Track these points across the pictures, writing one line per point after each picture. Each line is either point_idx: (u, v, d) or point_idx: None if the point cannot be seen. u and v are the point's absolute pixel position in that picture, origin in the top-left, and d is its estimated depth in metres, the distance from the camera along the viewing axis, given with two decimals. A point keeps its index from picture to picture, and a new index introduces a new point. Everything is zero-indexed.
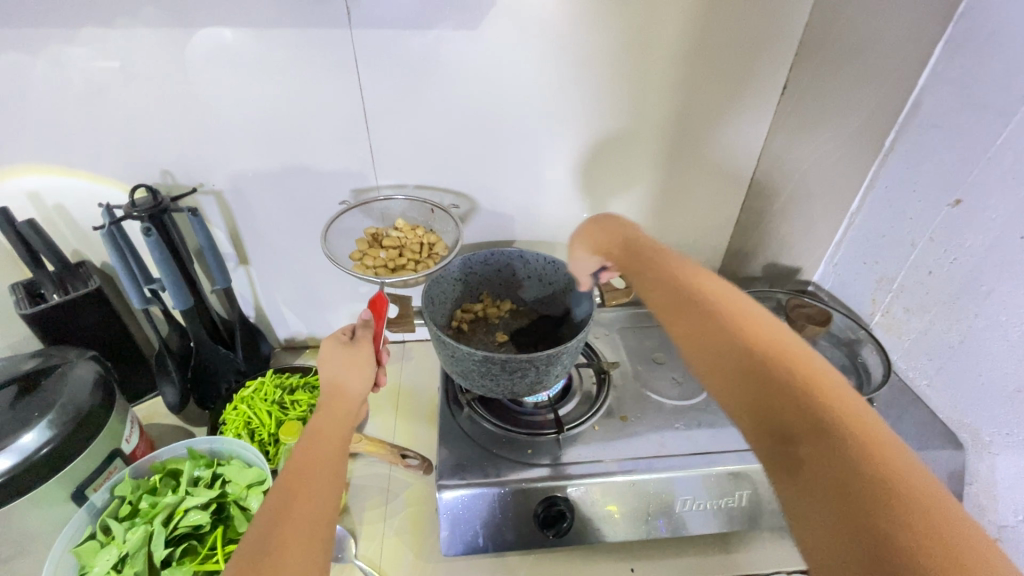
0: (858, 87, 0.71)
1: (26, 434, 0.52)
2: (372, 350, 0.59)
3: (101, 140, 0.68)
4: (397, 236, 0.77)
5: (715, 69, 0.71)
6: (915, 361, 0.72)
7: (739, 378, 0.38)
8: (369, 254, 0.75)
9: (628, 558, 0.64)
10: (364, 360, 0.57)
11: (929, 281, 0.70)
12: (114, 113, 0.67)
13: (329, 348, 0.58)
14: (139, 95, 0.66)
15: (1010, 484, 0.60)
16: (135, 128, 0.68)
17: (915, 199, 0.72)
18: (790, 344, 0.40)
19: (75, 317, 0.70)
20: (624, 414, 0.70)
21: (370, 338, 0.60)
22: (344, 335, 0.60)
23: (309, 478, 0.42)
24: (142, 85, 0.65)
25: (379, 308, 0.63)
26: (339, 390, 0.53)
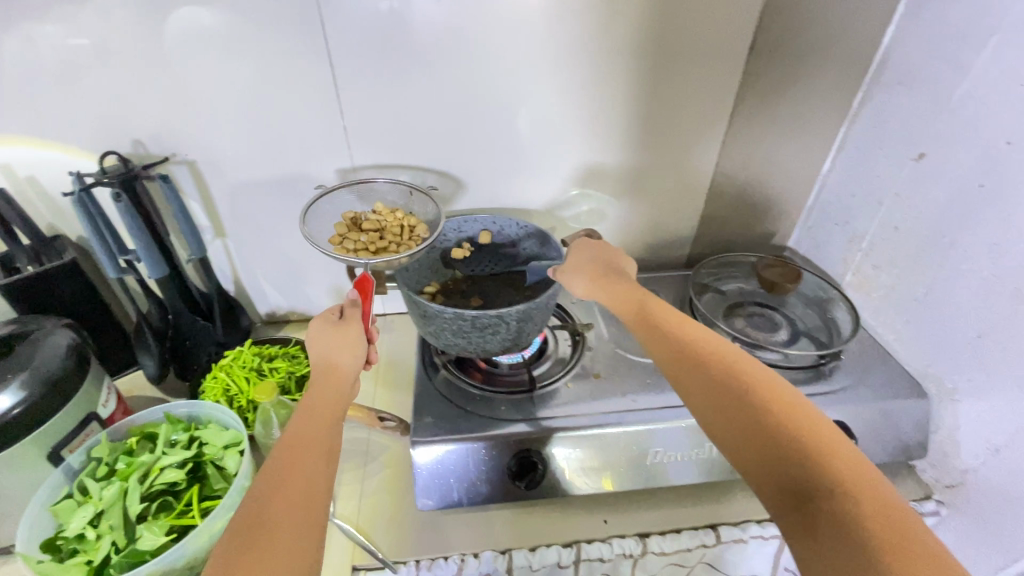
0: (826, 45, 0.72)
1: None
2: (361, 327, 0.57)
3: (69, 109, 0.68)
4: (376, 219, 0.74)
5: (685, 30, 0.71)
6: (883, 317, 0.74)
7: (726, 412, 0.46)
8: (348, 237, 0.71)
9: (602, 511, 0.65)
10: (353, 338, 0.55)
11: (896, 236, 0.71)
12: (81, 81, 0.66)
13: (318, 330, 0.56)
14: (105, 62, 0.65)
15: (972, 428, 0.62)
16: (103, 96, 0.68)
17: (883, 157, 0.72)
18: (760, 376, 0.47)
19: (51, 289, 0.71)
20: (598, 373, 0.71)
21: (360, 316, 0.58)
22: (334, 313, 0.58)
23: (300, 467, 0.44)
24: (108, 51, 0.65)
25: (365, 286, 0.60)
26: (331, 369, 0.53)
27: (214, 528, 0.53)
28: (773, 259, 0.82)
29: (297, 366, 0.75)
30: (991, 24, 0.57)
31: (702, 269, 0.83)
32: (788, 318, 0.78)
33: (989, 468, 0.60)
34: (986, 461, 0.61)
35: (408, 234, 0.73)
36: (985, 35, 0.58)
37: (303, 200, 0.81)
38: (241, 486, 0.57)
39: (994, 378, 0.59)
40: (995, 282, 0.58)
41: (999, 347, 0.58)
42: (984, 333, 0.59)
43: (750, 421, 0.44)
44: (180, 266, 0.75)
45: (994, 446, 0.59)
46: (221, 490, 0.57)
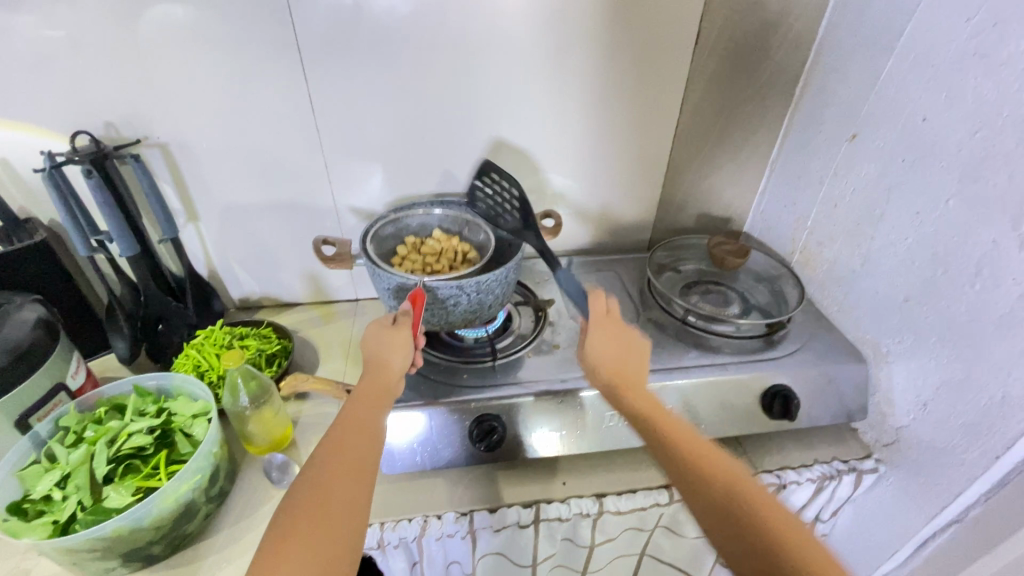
0: (769, 35, 0.77)
1: None
2: (410, 335, 0.58)
3: (40, 91, 0.69)
4: (434, 243, 0.78)
5: (638, 20, 0.75)
6: (827, 289, 0.78)
7: (734, 535, 0.42)
8: (408, 258, 0.75)
9: (561, 474, 0.68)
10: (402, 343, 0.57)
11: (835, 212, 0.76)
12: (52, 64, 0.68)
13: (373, 330, 0.59)
14: (76, 44, 0.67)
15: (903, 387, 0.66)
16: (74, 79, 0.69)
17: (823, 139, 0.77)
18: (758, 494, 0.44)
19: (22, 269, 0.72)
20: (557, 344, 0.74)
21: (411, 323, 0.60)
22: (387, 318, 0.60)
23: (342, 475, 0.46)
24: (80, 35, 0.67)
25: (418, 297, 0.62)
26: (382, 369, 0.56)
27: (180, 487, 0.55)
28: (725, 238, 0.87)
29: (268, 344, 0.78)
30: (908, 11, 0.62)
31: (659, 250, 0.87)
32: (741, 294, 0.82)
33: (918, 422, 0.64)
34: (916, 417, 0.65)
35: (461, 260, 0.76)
36: (903, 21, 0.63)
37: (273, 184, 0.83)
38: (208, 449, 0.58)
39: (920, 336, 0.63)
40: (918, 247, 0.63)
41: (923, 307, 0.62)
42: (911, 296, 0.64)
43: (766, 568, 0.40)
44: (151, 246, 0.77)
45: (922, 401, 0.63)
46: (188, 455, 0.59)
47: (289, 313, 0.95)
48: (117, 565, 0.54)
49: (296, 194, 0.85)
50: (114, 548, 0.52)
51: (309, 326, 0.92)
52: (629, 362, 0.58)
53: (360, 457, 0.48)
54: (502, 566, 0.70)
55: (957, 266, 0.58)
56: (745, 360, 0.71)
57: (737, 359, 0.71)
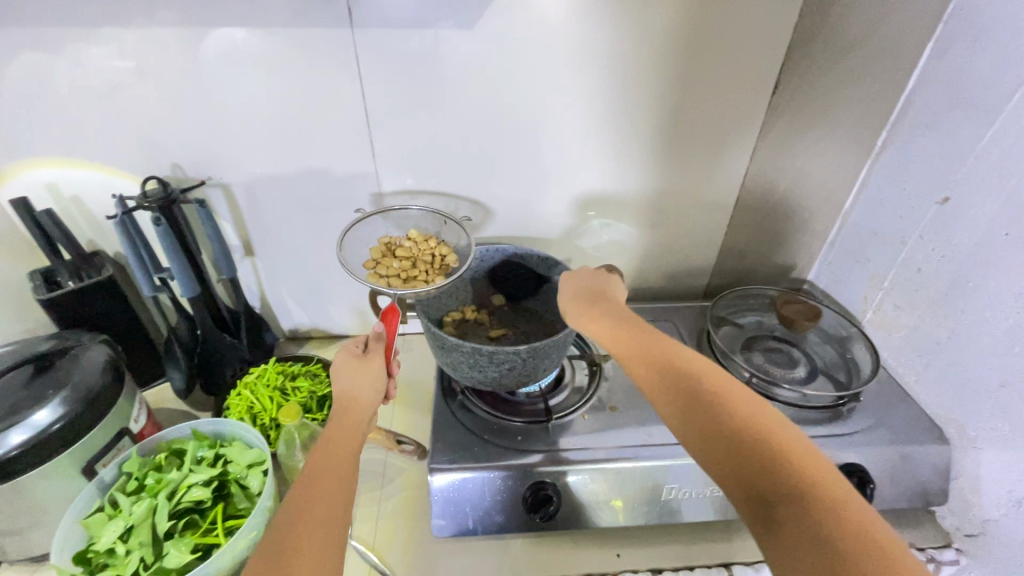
0: (849, 88, 0.73)
1: (40, 411, 0.55)
2: (383, 361, 0.63)
3: (116, 134, 0.71)
4: (409, 246, 0.77)
5: (707, 71, 0.72)
6: (904, 357, 0.74)
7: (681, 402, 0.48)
8: (382, 264, 0.75)
9: (615, 545, 0.65)
10: (376, 371, 0.61)
11: (918, 277, 0.71)
12: (129, 110, 0.70)
13: (343, 358, 0.63)
14: (150, 88, 0.68)
15: (993, 477, 0.61)
16: (148, 123, 0.71)
17: (907, 197, 0.72)
18: (781, 425, 0.44)
19: (89, 304, 0.74)
20: (613, 405, 0.72)
21: (383, 350, 0.64)
22: (358, 346, 0.64)
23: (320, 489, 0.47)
24: (158, 83, 0.68)
25: (391, 317, 0.66)
26: (352, 400, 0.58)
27: (237, 549, 0.55)
28: (792, 295, 0.82)
29: (319, 385, 0.77)
30: (1015, 76, 0.57)
31: (720, 301, 0.84)
32: (807, 354, 0.78)
33: (1011, 519, 0.59)
34: (1008, 512, 0.60)
35: (439, 264, 0.76)
36: (1010, 84, 0.58)
37: (330, 224, 0.83)
38: (264, 506, 0.58)
39: (1016, 427, 0.58)
40: (1019, 331, 0.57)
41: (1023, 397, 0.57)
42: (1008, 383, 0.59)
43: (715, 434, 0.44)
44: (210, 285, 0.77)
45: (1017, 498, 0.59)
46: (244, 510, 0.59)
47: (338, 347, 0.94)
48: None
49: None
50: None
51: None
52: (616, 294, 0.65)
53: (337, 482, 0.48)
54: None
55: None
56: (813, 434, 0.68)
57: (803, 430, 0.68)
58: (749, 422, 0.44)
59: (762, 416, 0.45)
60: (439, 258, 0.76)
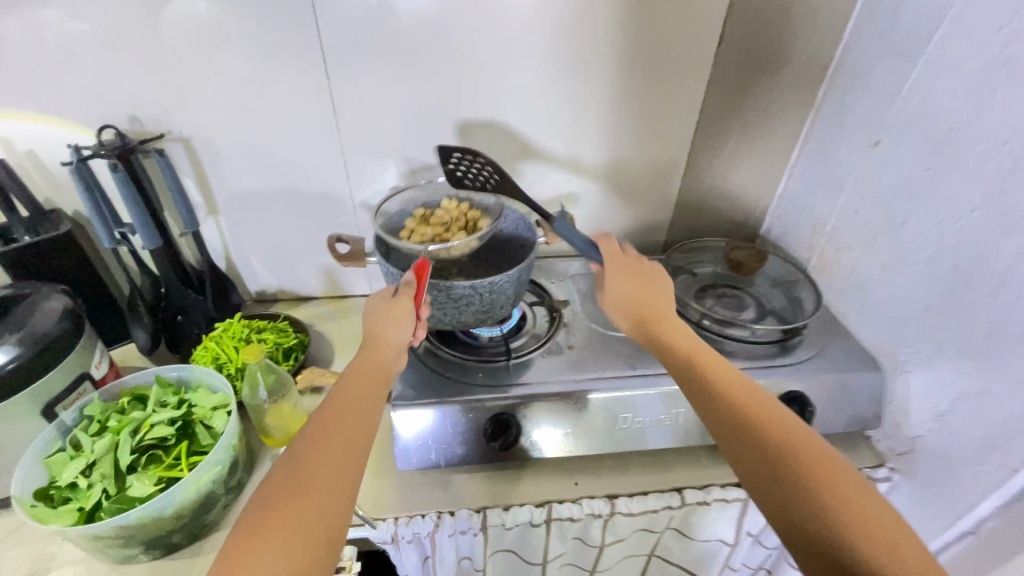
0: (790, 40, 0.76)
1: None
2: (412, 306, 0.59)
3: (67, 86, 0.70)
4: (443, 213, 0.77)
5: (660, 23, 0.75)
6: (844, 296, 0.78)
7: (744, 441, 0.48)
8: (417, 231, 0.75)
9: (574, 474, 0.68)
10: (403, 316, 0.58)
11: (855, 219, 0.75)
12: (79, 60, 0.68)
13: (375, 301, 0.59)
14: (98, 37, 0.67)
15: (919, 396, 0.66)
16: (99, 74, 0.70)
17: (844, 145, 0.77)
18: (836, 467, 0.45)
19: (48, 259, 0.73)
20: (572, 345, 0.75)
21: (413, 295, 0.60)
22: (389, 291, 0.61)
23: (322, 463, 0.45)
24: (108, 32, 0.67)
25: (423, 271, 0.62)
26: (378, 342, 0.56)
27: (200, 481, 0.56)
28: (743, 245, 0.86)
29: (285, 337, 0.79)
30: (933, 20, 0.61)
31: (675, 253, 0.88)
32: (756, 299, 0.83)
33: (934, 433, 0.65)
34: (932, 427, 0.65)
35: (471, 227, 0.75)
36: (929, 29, 0.62)
37: (293, 181, 0.83)
38: (228, 443, 0.59)
39: (938, 347, 0.63)
40: (939, 258, 0.62)
41: (943, 318, 0.62)
42: (930, 307, 0.64)
43: (774, 482, 0.45)
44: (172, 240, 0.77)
45: (939, 412, 0.63)
46: (208, 447, 0.60)
47: (306, 307, 0.95)
48: (138, 553, 0.55)
49: (315, 192, 0.85)
50: (134, 537, 0.54)
51: (323, 320, 0.92)
52: (657, 284, 0.62)
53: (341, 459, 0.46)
54: (513, 564, 0.72)
55: (980, 277, 0.57)
56: (759, 366, 0.72)
57: (753, 366, 0.73)
58: (808, 468, 0.45)
59: (819, 462, 0.45)
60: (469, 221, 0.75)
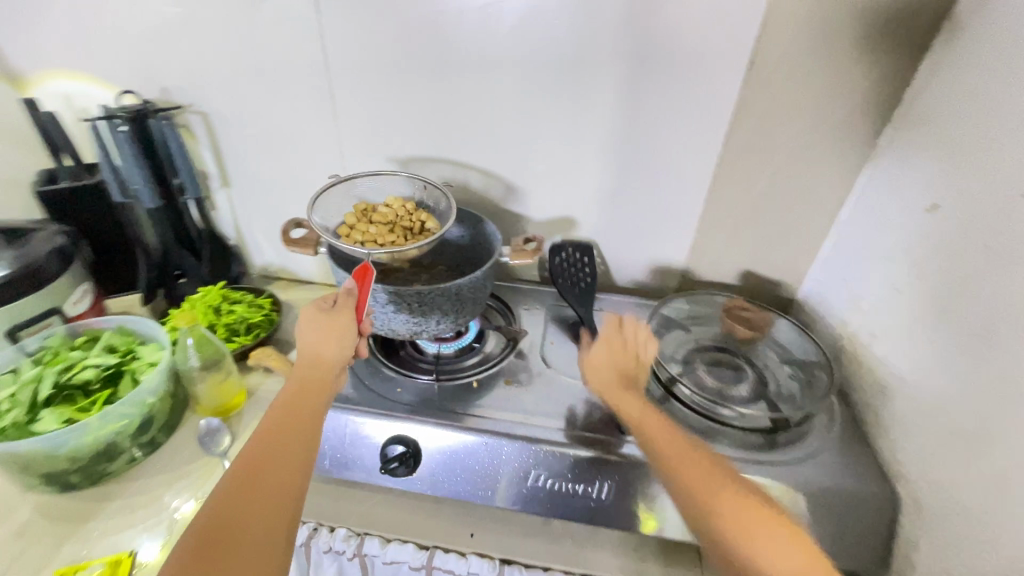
0: (845, 71, 0.62)
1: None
2: (352, 317, 0.55)
3: (104, 53, 0.77)
4: (387, 211, 0.74)
5: (686, 40, 0.64)
6: (869, 394, 0.64)
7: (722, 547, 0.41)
8: (357, 229, 0.71)
9: (469, 524, 0.61)
10: (343, 329, 0.54)
11: (895, 298, 0.60)
12: (112, 30, 0.75)
13: (308, 315, 0.54)
14: (129, 10, 0.73)
15: (929, 541, 0.52)
16: (129, 45, 0.76)
17: (899, 207, 0.61)
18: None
19: (75, 203, 0.79)
20: (509, 379, 0.68)
21: (354, 306, 0.56)
22: (327, 301, 0.56)
23: (248, 507, 0.41)
24: (136, 6, 0.72)
25: (364, 275, 0.58)
26: (316, 360, 0.52)
27: (98, 428, 0.58)
28: (745, 304, 0.74)
29: (252, 313, 0.80)
30: None
31: (671, 305, 0.76)
32: (760, 374, 0.68)
33: None
34: None
35: (417, 229, 0.72)
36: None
37: (292, 167, 0.84)
38: (139, 399, 0.61)
39: (952, 482, 0.50)
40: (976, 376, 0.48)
41: (971, 450, 0.49)
42: (958, 428, 0.50)
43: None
44: (176, 202, 0.83)
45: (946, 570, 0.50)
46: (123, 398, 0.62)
47: (299, 290, 0.97)
48: (37, 484, 0.59)
49: (312, 179, 0.85)
50: (31, 467, 0.57)
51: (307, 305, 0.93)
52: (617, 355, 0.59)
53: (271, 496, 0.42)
54: None
55: None
56: (744, 459, 0.59)
57: (734, 457, 0.59)
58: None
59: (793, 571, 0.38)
60: (417, 222, 0.72)
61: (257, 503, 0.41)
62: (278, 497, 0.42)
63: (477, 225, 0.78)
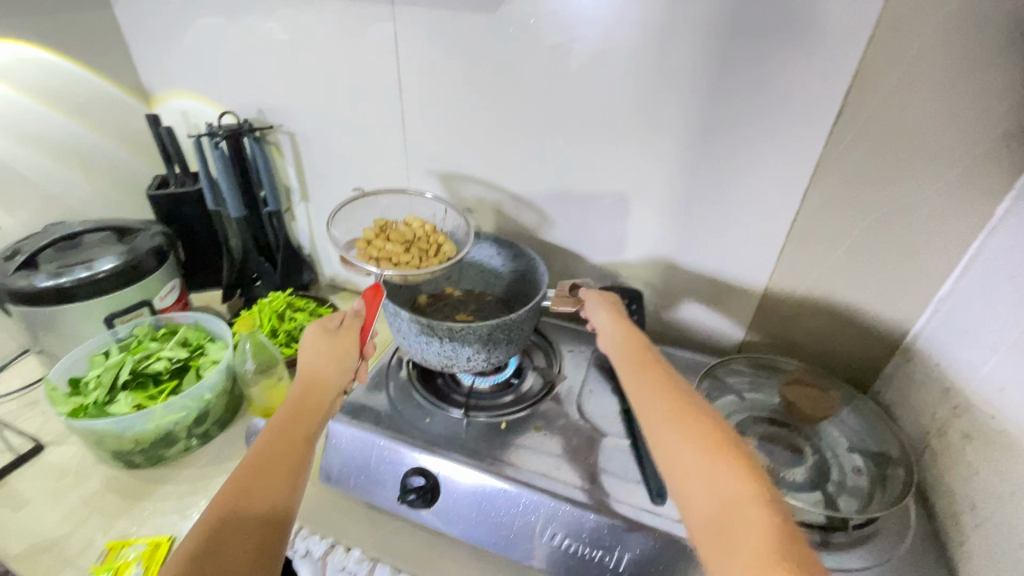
0: (954, 127, 0.55)
1: (106, 262, 0.72)
2: (356, 339, 0.58)
3: (217, 78, 0.87)
4: (405, 229, 0.74)
5: (763, 88, 0.60)
6: (958, 502, 0.55)
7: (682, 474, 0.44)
8: (374, 244, 0.71)
9: (483, 570, 0.59)
10: (345, 350, 0.56)
11: (998, 398, 0.51)
12: (225, 58, 0.84)
13: (312, 334, 0.57)
14: (240, 43, 0.82)
15: None
16: (237, 72, 0.85)
17: (1013, 291, 0.53)
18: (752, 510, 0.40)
19: (179, 207, 0.90)
20: (540, 424, 0.66)
21: (358, 329, 0.58)
22: (335, 320, 0.59)
23: (256, 492, 0.45)
24: (246, 39, 0.81)
25: (374, 297, 0.60)
26: (314, 378, 0.54)
27: (159, 417, 0.64)
28: (806, 376, 0.68)
29: (310, 322, 0.85)
30: None
31: (726, 366, 0.70)
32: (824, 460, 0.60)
33: None
34: None
35: (434, 250, 0.72)
36: None
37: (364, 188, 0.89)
38: (197, 394, 0.67)
39: None
40: None
41: None
42: None
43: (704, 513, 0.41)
44: (259, 212, 0.90)
45: None
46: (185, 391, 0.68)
47: None
48: (107, 458, 0.65)
49: None
50: (104, 443, 0.63)
51: None
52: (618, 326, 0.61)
53: (276, 473, 0.46)
54: None
55: None
56: None
57: None
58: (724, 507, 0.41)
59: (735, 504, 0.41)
60: (434, 244, 0.73)
61: (262, 493, 0.45)
62: (278, 484, 0.46)
63: (517, 261, 0.77)
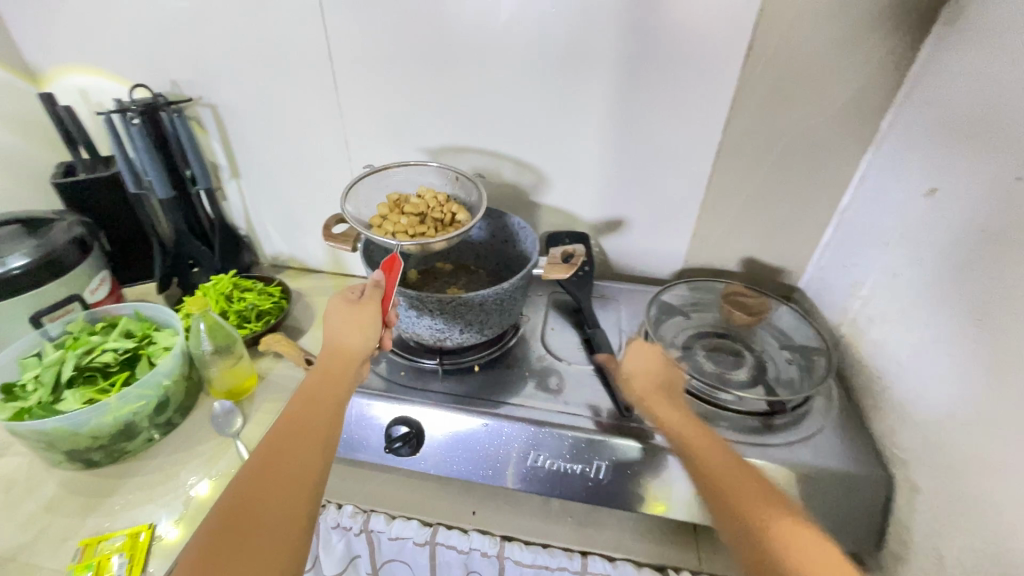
0: (846, 54, 0.62)
1: (17, 258, 0.66)
2: (378, 309, 0.56)
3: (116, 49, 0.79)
4: (419, 201, 0.72)
5: (685, 26, 0.64)
6: (869, 377, 0.64)
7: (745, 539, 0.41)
8: (389, 219, 0.71)
9: (474, 502, 0.63)
10: (368, 319, 0.55)
11: (894, 283, 0.61)
12: (124, 25, 0.77)
13: (336, 306, 0.56)
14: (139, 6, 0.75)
15: (925, 530, 0.53)
16: (140, 40, 0.78)
17: (901, 192, 0.61)
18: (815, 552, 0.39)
19: (93, 194, 0.82)
20: (510, 364, 0.70)
21: (380, 297, 0.57)
22: (354, 291, 0.58)
23: (283, 467, 0.44)
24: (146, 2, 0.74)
25: (392, 266, 0.60)
26: (341, 349, 0.54)
27: (116, 408, 0.61)
28: (742, 288, 0.75)
29: (260, 300, 0.83)
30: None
31: (671, 291, 0.77)
32: (760, 360, 0.69)
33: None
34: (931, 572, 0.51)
35: (447, 222, 0.71)
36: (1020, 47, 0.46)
37: (299, 158, 0.86)
38: (154, 381, 0.64)
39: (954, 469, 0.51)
40: (970, 365, 0.49)
41: (967, 432, 0.49)
42: (952, 413, 0.51)
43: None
44: (189, 193, 0.85)
45: (939, 553, 0.50)
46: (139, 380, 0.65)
47: (309, 279, 0.99)
48: (62, 460, 0.62)
49: (317, 170, 0.87)
50: (57, 445, 0.60)
51: (316, 293, 0.95)
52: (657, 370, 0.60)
53: (305, 453, 0.45)
54: None
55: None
56: (738, 441, 0.60)
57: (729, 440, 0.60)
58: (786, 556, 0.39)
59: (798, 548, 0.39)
60: (448, 214, 0.71)
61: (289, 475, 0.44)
62: (309, 451, 0.46)
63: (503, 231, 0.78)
